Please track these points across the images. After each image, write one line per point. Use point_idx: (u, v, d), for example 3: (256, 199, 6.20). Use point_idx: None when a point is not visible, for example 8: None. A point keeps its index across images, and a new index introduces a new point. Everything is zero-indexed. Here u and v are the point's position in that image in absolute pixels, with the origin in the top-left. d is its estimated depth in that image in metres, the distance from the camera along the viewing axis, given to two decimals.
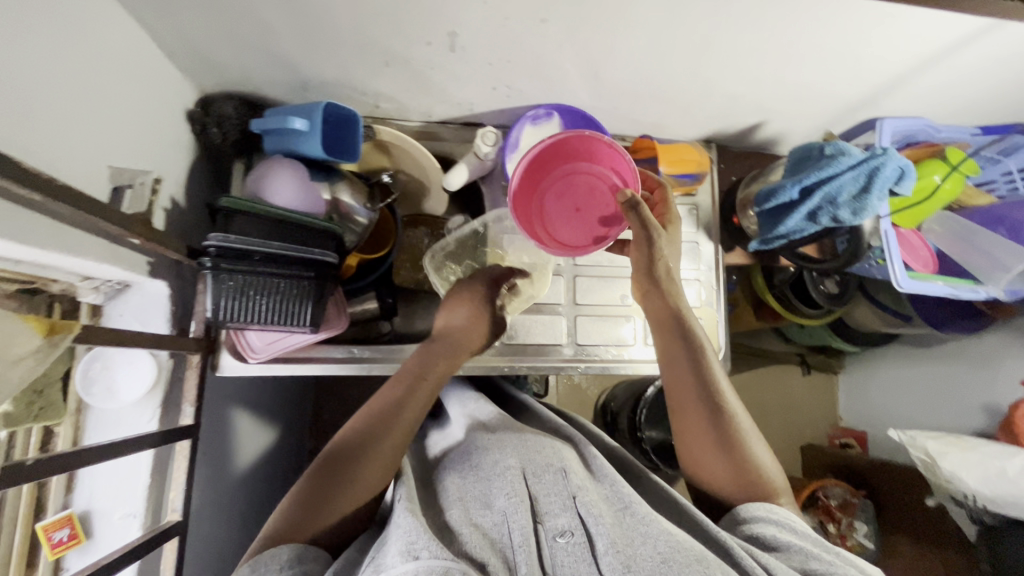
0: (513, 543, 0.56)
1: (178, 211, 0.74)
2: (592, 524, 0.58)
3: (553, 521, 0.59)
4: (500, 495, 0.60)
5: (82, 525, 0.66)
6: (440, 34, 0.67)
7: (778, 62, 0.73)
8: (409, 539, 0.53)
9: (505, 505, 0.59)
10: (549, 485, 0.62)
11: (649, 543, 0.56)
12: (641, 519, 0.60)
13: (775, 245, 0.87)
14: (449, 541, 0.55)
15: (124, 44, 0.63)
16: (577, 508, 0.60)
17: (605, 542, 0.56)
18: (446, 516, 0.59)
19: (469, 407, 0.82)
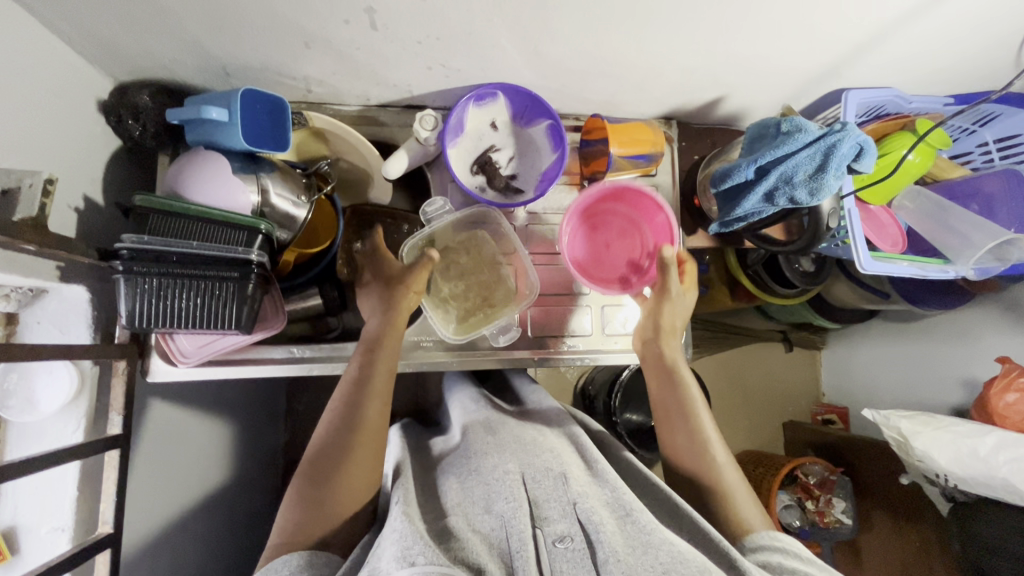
0: (512, 548, 0.55)
1: (90, 210, 0.71)
2: (592, 531, 0.56)
3: (551, 527, 0.57)
4: (499, 500, 0.59)
5: (7, 542, 0.64)
6: (357, 11, 0.61)
7: (729, 32, 0.68)
8: (404, 544, 0.51)
9: (504, 509, 0.58)
10: (548, 490, 0.61)
11: (651, 553, 0.54)
12: (643, 526, 0.57)
13: (735, 227, 0.83)
14: (446, 547, 0.55)
15: (8, 31, 0.58)
16: (577, 515, 0.58)
17: (606, 551, 0.54)
18: (446, 521, 0.59)
19: (470, 408, 0.85)
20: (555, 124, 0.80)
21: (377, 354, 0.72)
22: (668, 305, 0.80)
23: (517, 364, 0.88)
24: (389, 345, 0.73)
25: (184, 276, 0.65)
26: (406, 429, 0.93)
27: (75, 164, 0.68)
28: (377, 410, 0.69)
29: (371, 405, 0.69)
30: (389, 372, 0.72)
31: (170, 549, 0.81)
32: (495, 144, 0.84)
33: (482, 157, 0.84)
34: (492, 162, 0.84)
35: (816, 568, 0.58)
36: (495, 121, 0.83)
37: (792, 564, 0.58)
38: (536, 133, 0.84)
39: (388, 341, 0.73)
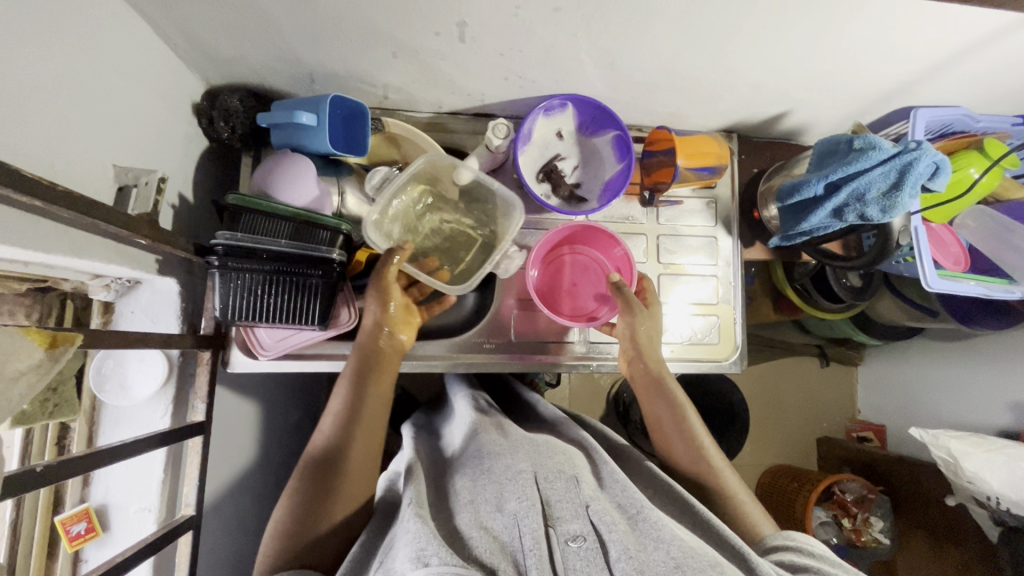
0: (524, 547, 0.55)
1: (184, 207, 0.74)
2: (605, 531, 0.57)
3: (564, 526, 0.57)
4: (512, 499, 0.59)
5: (99, 518, 0.68)
6: (449, 25, 0.64)
7: (805, 50, 0.69)
8: (420, 544, 0.52)
9: (516, 508, 0.58)
10: (561, 491, 0.61)
11: (662, 549, 0.56)
12: (653, 522, 0.59)
13: (797, 241, 0.84)
14: (460, 547, 0.55)
15: (127, 38, 0.61)
16: (590, 517, 0.59)
17: (619, 549, 0.54)
18: (456, 521, 0.59)
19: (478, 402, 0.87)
20: (622, 135, 0.82)
21: (374, 372, 0.72)
22: (639, 325, 0.79)
23: (574, 369, 0.90)
24: (387, 357, 0.74)
25: (272, 273, 0.68)
26: (415, 426, 0.92)
27: (172, 161, 0.71)
28: (375, 399, 0.71)
29: (366, 419, 0.70)
30: (383, 390, 0.72)
31: (234, 535, 0.84)
32: (560, 153, 0.86)
33: (548, 165, 0.86)
34: (556, 170, 0.86)
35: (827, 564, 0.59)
36: (561, 130, 0.85)
37: (808, 562, 0.59)
38: (600, 143, 0.86)
39: (387, 353, 0.74)
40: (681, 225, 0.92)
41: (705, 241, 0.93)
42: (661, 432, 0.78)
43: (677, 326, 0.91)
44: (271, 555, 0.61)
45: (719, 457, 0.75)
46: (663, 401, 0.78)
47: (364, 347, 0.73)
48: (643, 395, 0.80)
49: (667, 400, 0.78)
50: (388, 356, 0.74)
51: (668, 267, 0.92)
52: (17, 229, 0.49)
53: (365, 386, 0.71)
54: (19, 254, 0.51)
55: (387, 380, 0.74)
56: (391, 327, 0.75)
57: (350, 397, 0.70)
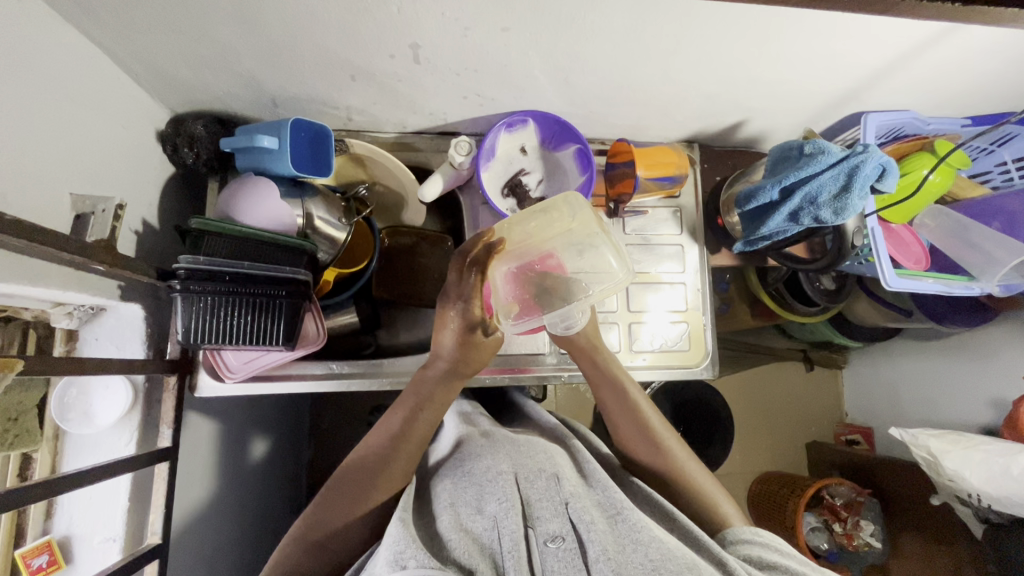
0: (503, 549, 0.55)
1: (147, 233, 0.75)
2: (584, 531, 0.57)
3: (544, 526, 0.57)
4: (492, 501, 0.58)
5: (62, 550, 0.67)
6: (402, 47, 0.66)
7: (751, 61, 0.72)
8: (397, 548, 0.51)
9: (496, 510, 0.57)
10: (541, 490, 0.61)
11: (641, 550, 0.56)
12: (632, 523, 0.59)
13: (760, 245, 0.85)
14: (439, 549, 0.54)
15: (84, 69, 0.63)
16: (570, 515, 0.59)
17: (598, 549, 0.55)
18: (436, 524, 0.58)
19: (463, 408, 0.89)
20: (583, 148, 0.83)
21: (428, 400, 0.70)
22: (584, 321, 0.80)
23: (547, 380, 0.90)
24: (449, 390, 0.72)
25: (235, 294, 0.69)
26: None
27: (135, 188, 0.72)
28: (428, 427, 0.70)
29: (411, 444, 0.68)
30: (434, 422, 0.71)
31: (207, 564, 0.82)
32: (525, 168, 0.88)
33: (512, 180, 0.87)
34: (521, 185, 0.88)
35: (795, 562, 0.60)
36: (525, 146, 0.87)
37: (778, 559, 0.59)
38: (564, 157, 0.88)
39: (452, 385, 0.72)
40: (648, 235, 0.94)
41: (672, 249, 0.94)
42: (617, 425, 0.77)
43: (648, 335, 0.91)
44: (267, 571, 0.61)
45: (675, 440, 0.75)
46: (611, 389, 0.78)
47: (424, 381, 0.72)
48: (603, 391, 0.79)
49: (615, 387, 0.78)
50: (446, 391, 0.72)
51: (637, 276, 0.93)
52: None
53: (419, 415, 0.69)
54: None
55: (441, 409, 0.71)
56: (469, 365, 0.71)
57: (402, 424, 0.68)
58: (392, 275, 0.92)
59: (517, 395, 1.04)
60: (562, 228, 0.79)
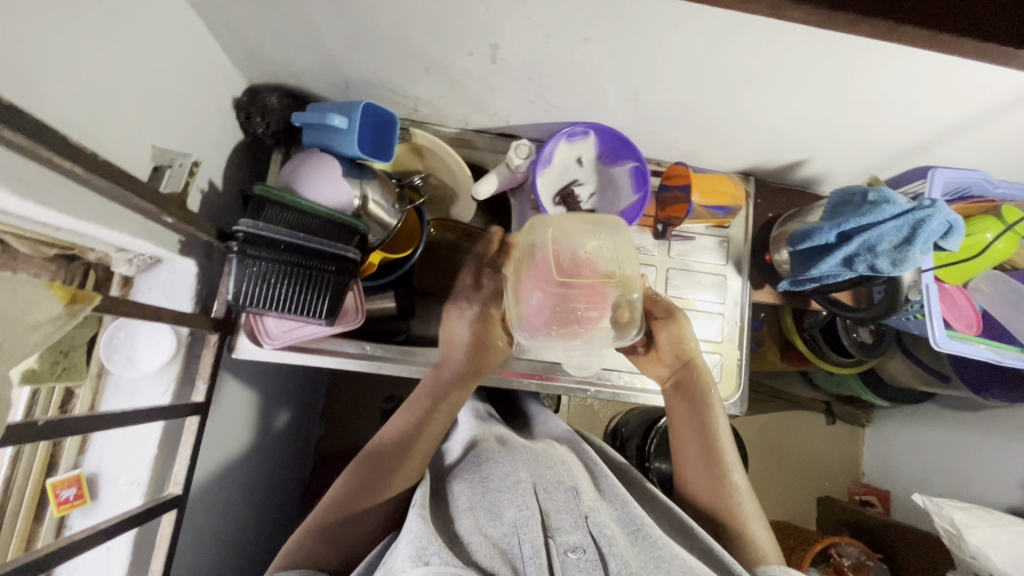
0: (524, 555, 0.54)
1: (213, 193, 0.77)
2: (605, 543, 0.56)
3: (564, 537, 0.57)
4: (510, 506, 0.58)
5: (89, 486, 0.69)
6: (482, 46, 0.67)
7: (826, 100, 0.71)
8: (420, 543, 0.52)
9: (515, 516, 0.57)
10: (561, 502, 0.60)
11: (663, 567, 0.56)
12: (653, 540, 0.58)
13: (806, 287, 0.84)
14: (458, 550, 0.54)
15: (180, 31, 0.66)
16: (590, 528, 0.58)
17: (619, 562, 0.54)
18: (456, 526, 0.58)
19: (480, 411, 0.88)
20: (640, 167, 0.83)
21: (443, 398, 0.71)
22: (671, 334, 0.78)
23: (573, 392, 0.90)
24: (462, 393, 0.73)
25: (288, 263, 0.71)
26: None
27: (208, 149, 0.75)
28: (439, 427, 0.70)
29: (423, 441, 0.68)
30: (448, 420, 0.71)
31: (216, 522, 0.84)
32: (578, 179, 0.89)
33: (565, 189, 0.88)
34: (573, 196, 0.88)
35: None
36: (581, 157, 0.87)
37: None
38: (618, 173, 0.88)
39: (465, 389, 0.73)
40: (692, 261, 0.93)
41: (714, 278, 0.93)
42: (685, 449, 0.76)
43: None
44: (275, 562, 0.61)
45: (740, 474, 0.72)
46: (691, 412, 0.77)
47: (438, 385, 0.72)
48: (674, 396, 0.79)
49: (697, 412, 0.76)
50: (461, 395, 0.73)
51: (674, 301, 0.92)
52: (69, 198, 0.52)
53: (433, 415, 0.70)
54: (62, 221, 0.53)
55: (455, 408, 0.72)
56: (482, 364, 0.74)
57: (416, 420, 0.69)
58: (433, 266, 0.95)
59: (530, 402, 1.03)
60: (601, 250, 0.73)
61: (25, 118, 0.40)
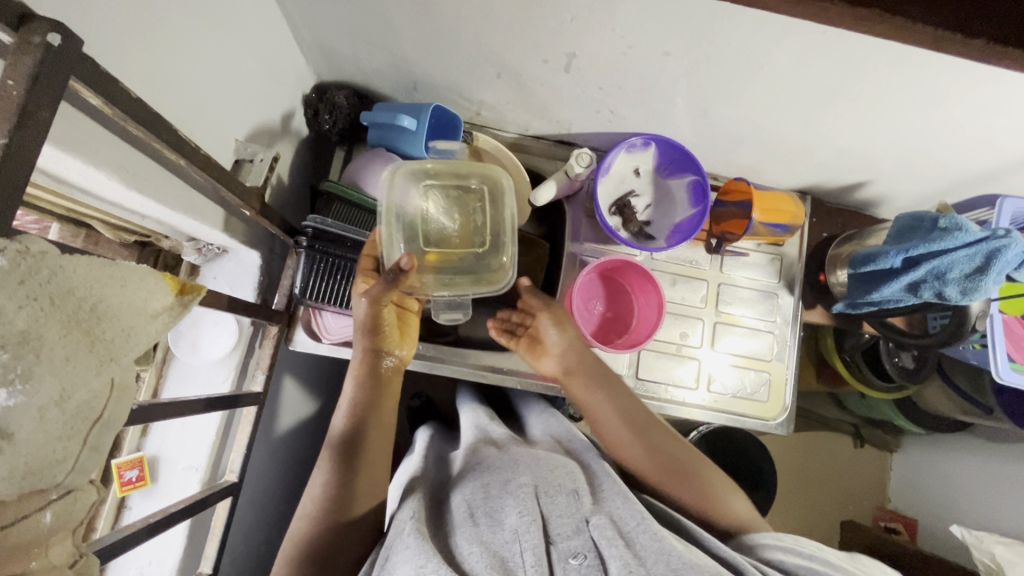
0: (524, 564, 0.51)
1: (281, 188, 0.78)
2: (606, 547, 0.54)
3: (564, 543, 0.54)
4: (512, 513, 0.55)
5: (149, 468, 0.70)
6: (558, 54, 0.68)
7: (902, 124, 0.70)
8: (419, 560, 0.49)
9: (516, 523, 0.54)
10: (562, 507, 0.58)
11: (663, 560, 0.53)
12: (652, 534, 0.56)
13: (862, 311, 0.84)
14: (454, 563, 0.51)
15: (265, 28, 0.67)
16: (591, 533, 0.56)
17: (620, 564, 0.52)
18: (454, 539, 0.54)
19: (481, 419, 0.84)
20: (700, 180, 0.83)
21: (379, 395, 0.68)
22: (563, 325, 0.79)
23: None
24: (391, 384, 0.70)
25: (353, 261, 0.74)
26: (431, 433, 0.90)
27: (278, 144, 0.76)
28: (386, 420, 0.68)
29: (374, 441, 0.65)
30: (390, 406, 0.69)
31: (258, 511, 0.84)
32: (634, 190, 0.88)
33: (622, 199, 0.87)
34: (629, 206, 0.87)
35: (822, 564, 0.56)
36: (639, 168, 0.87)
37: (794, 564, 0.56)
38: (676, 186, 0.88)
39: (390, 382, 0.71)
40: (744, 277, 0.92)
41: (766, 295, 0.93)
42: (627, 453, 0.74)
43: (723, 377, 0.90)
44: None
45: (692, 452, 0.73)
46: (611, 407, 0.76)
47: (359, 375, 0.69)
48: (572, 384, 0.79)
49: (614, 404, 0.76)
50: (389, 384, 0.70)
51: (723, 315, 0.91)
52: (165, 189, 0.53)
53: (373, 408, 0.67)
54: (156, 211, 0.54)
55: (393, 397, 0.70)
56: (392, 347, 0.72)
57: (360, 414, 0.66)
58: None
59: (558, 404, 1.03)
60: (463, 233, 0.76)
61: (149, 110, 0.41)
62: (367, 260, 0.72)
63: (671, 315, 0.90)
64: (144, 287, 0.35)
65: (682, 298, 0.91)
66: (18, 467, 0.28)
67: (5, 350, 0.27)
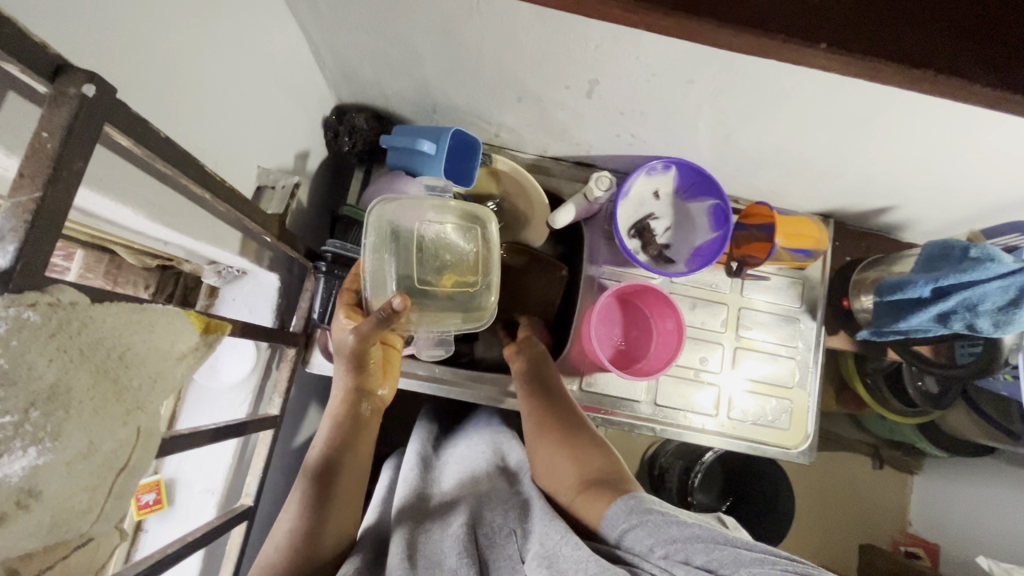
0: None
1: (301, 211, 0.78)
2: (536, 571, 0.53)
3: None
4: (448, 555, 0.56)
5: (166, 491, 0.70)
6: (581, 80, 0.67)
7: (932, 152, 0.68)
8: None
9: (453, 564, 0.55)
10: (501, 546, 0.59)
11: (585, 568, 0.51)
12: (574, 543, 0.54)
13: (887, 339, 0.81)
14: None
15: (289, 55, 0.67)
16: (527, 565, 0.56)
17: None
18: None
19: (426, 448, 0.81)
20: (721, 205, 0.82)
21: (361, 436, 0.66)
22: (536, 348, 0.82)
23: (636, 428, 0.88)
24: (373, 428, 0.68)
25: None
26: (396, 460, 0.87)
27: (298, 167, 0.77)
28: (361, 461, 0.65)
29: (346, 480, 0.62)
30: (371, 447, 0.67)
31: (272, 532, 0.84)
32: (654, 213, 0.87)
33: (641, 222, 0.86)
34: (649, 229, 0.86)
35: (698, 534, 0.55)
36: (658, 191, 0.86)
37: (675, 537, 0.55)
38: (696, 209, 0.87)
39: (372, 426, 0.68)
40: (765, 302, 0.91)
41: (788, 320, 0.91)
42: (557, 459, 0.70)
43: (742, 403, 0.88)
44: None
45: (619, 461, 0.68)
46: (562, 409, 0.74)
47: (341, 414, 0.67)
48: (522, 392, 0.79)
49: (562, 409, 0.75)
50: (367, 421, 0.68)
51: (743, 341, 0.90)
52: (190, 220, 0.53)
53: (354, 449, 0.65)
54: (180, 240, 0.54)
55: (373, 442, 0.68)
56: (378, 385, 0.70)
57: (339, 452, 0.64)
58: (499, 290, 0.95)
59: None
60: (456, 266, 0.72)
61: (177, 147, 0.41)
62: (349, 294, 0.72)
63: (690, 340, 0.89)
64: (170, 330, 0.35)
65: (701, 322, 0.90)
66: (45, 521, 0.28)
67: (37, 408, 0.27)
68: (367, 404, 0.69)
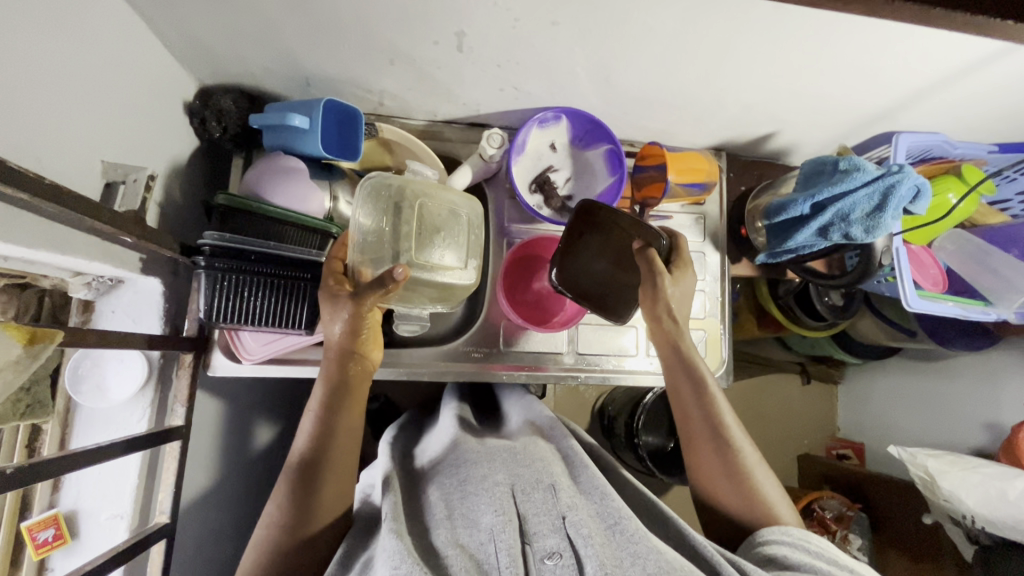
0: (501, 565, 0.51)
1: (170, 204, 0.73)
2: (581, 545, 0.52)
3: (541, 542, 0.53)
4: (487, 512, 0.54)
5: (69, 525, 0.65)
6: (448, 34, 0.65)
7: (795, 74, 0.71)
8: (394, 562, 0.47)
9: (492, 522, 0.53)
10: (538, 503, 0.56)
11: (638, 564, 0.51)
12: (629, 535, 0.54)
13: (782, 260, 0.85)
14: (435, 566, 0.50)
15: (123, 34, 0.61)
16: (568, 530, 0.54)
17: (596, 565, 0.50)
18: (432, 536, 0.54)
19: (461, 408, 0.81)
20: (615, 148, 0.83)
21: (342, 402, 0.64)
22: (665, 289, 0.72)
23: (563, 379, 0.89)
24: (357, 391, 0.65)
25: (265, 275, 0.69)
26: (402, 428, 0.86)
27: (163, 159, 0.71)
28: (350, 431, 0.64)
29: (335, 455, 0.62)
30: (357, 413, 0.65)
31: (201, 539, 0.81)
32: (553, 165, 0.87)
33: (541, 175, 0.86)
34: (549, 182, 0.86)
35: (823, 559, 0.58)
36: (554, 142, 0.86)
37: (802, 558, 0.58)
38: (593, 156, 0.87)
39: (356, 388, 0.65)
40: None
41: (693, 256, 0.94)
42: (696, 436, 0.72)
43: None
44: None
45: (762, 465, 0.70)
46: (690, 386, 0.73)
47: (331, 380, 0.64)
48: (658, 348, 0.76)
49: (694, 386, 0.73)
50: (355, 387, 0.65)
51: None
52: (19, 227, 0.48)
53: (336, 416, 0.63)
54: (13, 250, 0.49)
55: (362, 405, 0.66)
56: (369, 358, 0.66)
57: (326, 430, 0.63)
58: None
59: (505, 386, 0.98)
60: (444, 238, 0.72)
61: None
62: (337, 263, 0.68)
63: None
64: None
65: None
66: None
67: None
68: (353, 369, 0.65)
